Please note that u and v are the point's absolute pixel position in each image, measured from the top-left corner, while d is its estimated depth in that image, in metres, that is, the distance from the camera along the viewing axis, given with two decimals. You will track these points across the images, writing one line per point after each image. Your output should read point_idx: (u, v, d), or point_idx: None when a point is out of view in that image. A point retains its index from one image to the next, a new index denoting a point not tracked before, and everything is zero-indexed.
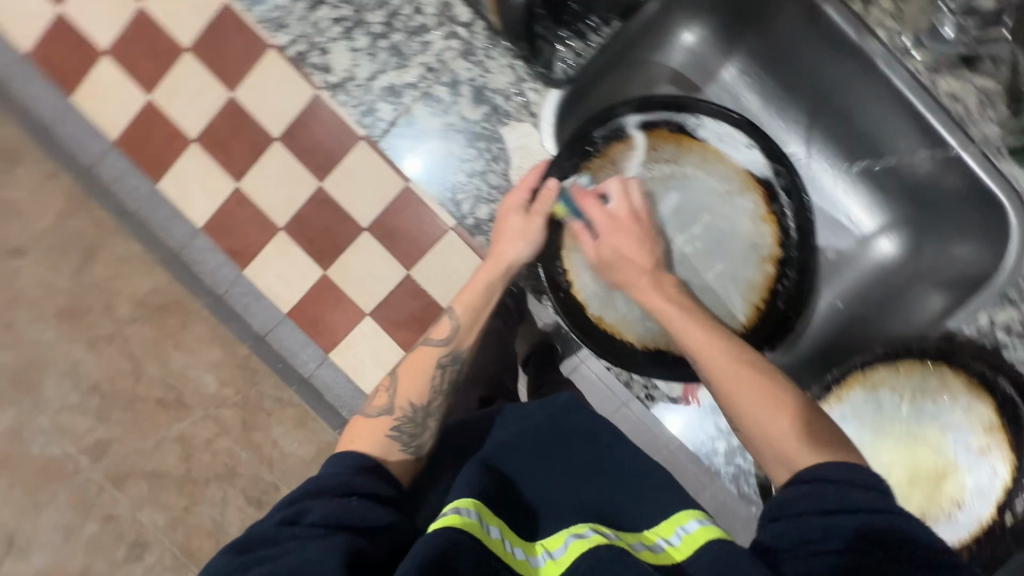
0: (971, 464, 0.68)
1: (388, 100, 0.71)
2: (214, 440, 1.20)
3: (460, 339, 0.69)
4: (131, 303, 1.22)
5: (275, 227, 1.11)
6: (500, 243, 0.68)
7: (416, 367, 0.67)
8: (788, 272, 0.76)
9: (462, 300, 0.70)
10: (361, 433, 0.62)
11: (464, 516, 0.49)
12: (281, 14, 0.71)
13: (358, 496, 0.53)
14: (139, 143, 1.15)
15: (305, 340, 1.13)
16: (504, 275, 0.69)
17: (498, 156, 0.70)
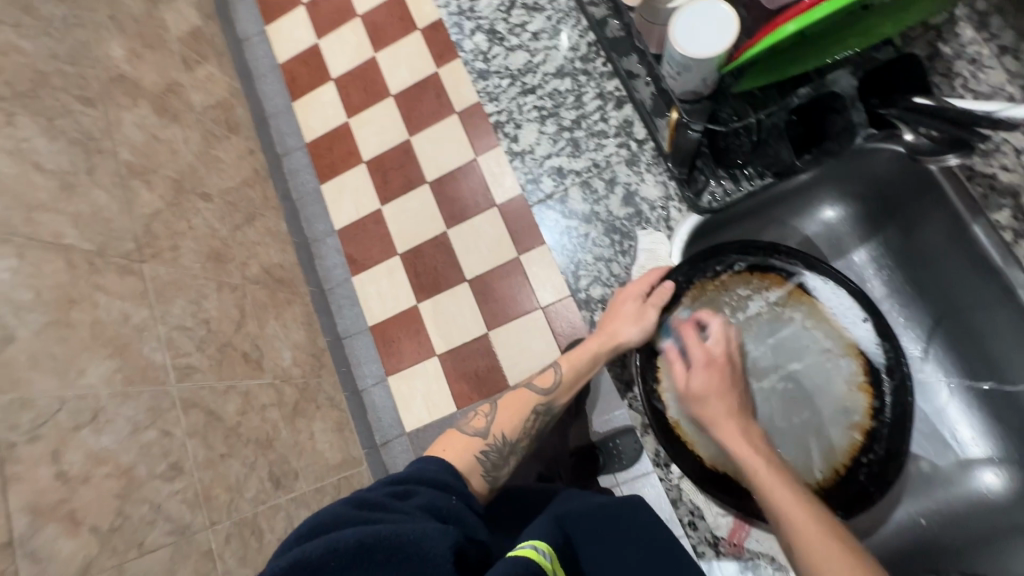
0: None
1: (553, 176, 0.95)
2: (265, 406, 1.12)
3: (558, 392, 0.79)
4: (257, 265, 1.30)
5: (393, 252, 1.37)
6: (616, 323, 0.80)
7: (513, 405, 0.76)
8: (875, 447, 0.74)
9: (569, 361, 0.81)
10: (451, 445, 0.70)
11: (540, 553, 0.48)
12: (499, 91, 0.99)
13: (457, 498, 0.58)
14: (323, 150, 1.49)
15: (374, 357, 1.37)
16: (612, 349, 0.80)
17: (627, 250, 0.87)
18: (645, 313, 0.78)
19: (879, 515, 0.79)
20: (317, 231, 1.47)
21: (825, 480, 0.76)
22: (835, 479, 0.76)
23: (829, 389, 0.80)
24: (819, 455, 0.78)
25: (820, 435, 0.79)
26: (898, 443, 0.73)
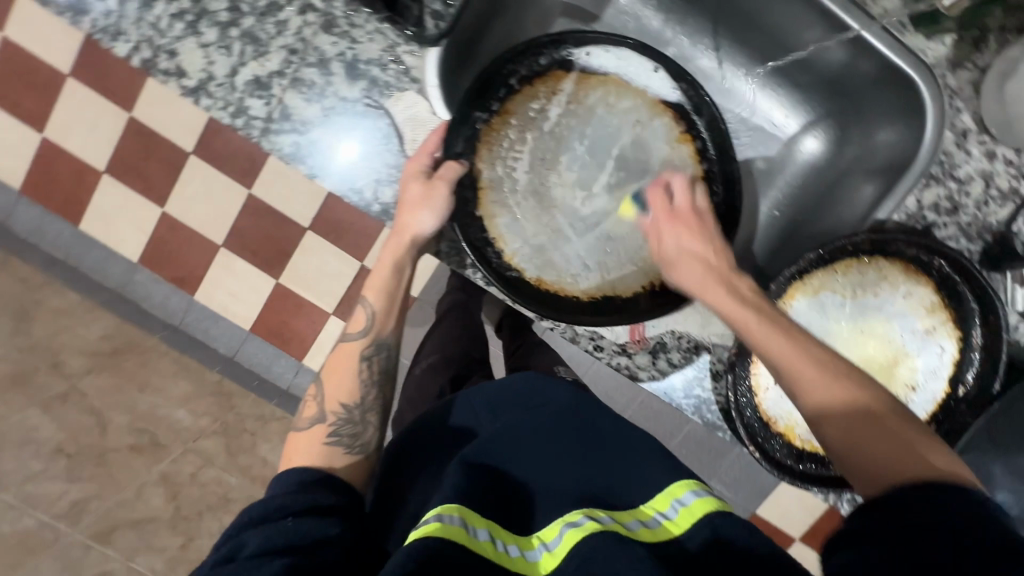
0: (920, 347, 0.69)
1: (256, 94, 0.64)
2: (199, 473, 1.19)
3: (379, 324, 0.67)
4: (80, 356, 1.17)
5: (214, 244, 1.27)
6: (401, 215, 0.64)
7: (341, 367, 0.65)
8: (716, 187, 0.73)
9: (375, 286, 0.68)
10: (296, 447, 0.60)
11: (445, 524, 0.45)
12: (113, 19, 0.62)
13: (293, 514, 0.48)
14: (46, 186, 1.23)
15: (276, 354, 1.32)
16: (410, 246, 0.65)
17: (389, 134, 0.65)
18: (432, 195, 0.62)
19: (747, 227, 0.79)
20: (117, 275, 1.27)
21: None
22: None
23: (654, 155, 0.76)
24: None
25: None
26: (730, 168, 0.72)
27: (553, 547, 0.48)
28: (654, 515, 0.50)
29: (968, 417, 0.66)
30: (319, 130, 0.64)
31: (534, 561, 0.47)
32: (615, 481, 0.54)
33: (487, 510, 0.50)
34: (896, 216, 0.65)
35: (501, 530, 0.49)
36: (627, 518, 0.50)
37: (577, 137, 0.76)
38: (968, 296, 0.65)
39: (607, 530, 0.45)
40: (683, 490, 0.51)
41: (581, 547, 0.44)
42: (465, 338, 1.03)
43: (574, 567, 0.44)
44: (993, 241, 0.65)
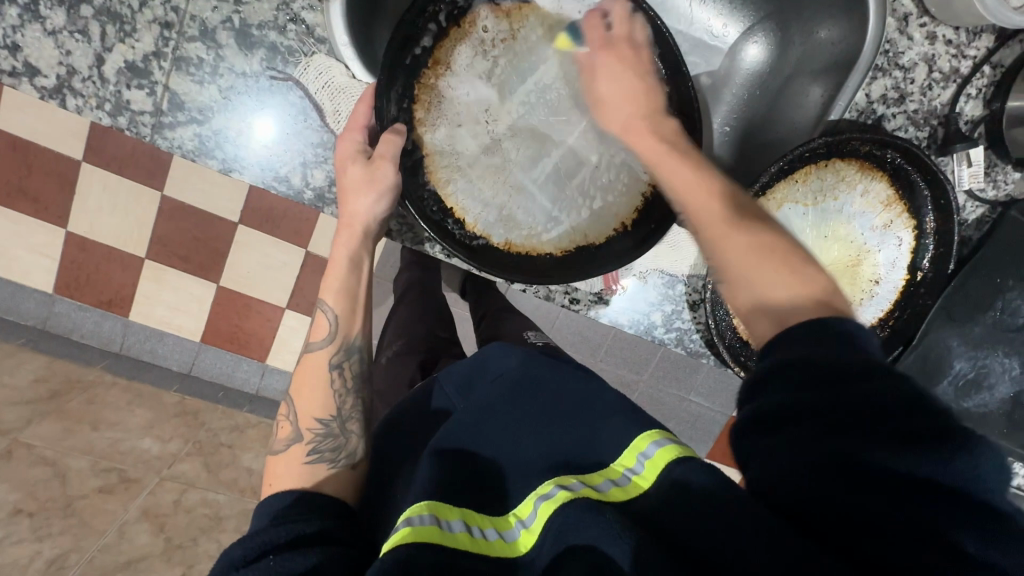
0: (880, 242, 0.70)
1: (134, 84, 0.54)
2: (183, 498, 1.13)
3: (345, 329, 0.62)
4: (14, 407, 1.08)
5: (138, 258, 1.26)
6: (346, 202, 0.57)
7: (310, 380, 0.60)
8: (675, 116, 0.65)
9: (331, 288, 0.62)
10: (278, 471, 0.57)
11: (415, 527, 0.42)
12: None
13: (273, 552, 0.45)
14: None
15: (236, 359, 1.38)
16: (365, 236, 0.61)
17: (304, 107, 0.57)
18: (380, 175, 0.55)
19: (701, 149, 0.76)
20: (33, 311, 1.28)
21: (654, 180, 0.65)
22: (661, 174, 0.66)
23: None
24: (636, 161, 0.66)
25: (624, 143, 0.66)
26: (686, 91, 0.63)
27: (530, 524, 0.46)
28: (623, 472, 0.48)
29: (928, 299, 0.69)
30: (221, 115, 0.56)
31: (512, 541, 0.46)
32: (585, 444, 0.52)
33: (458, 499, 0.48)
34: (847, 114, 0.65)
35: (476, 517, 0.47)
36: (597, 480, 0.47)
37: (518, 77, 0.65)
38: (921, 182, 0.66)
39: (577, 498, 0.43)
40: (646, 443, 0.48)
41: (555, 521, 0.42)
42: (421, 313, 1.00)
43: (551, 541, 0.42)
44: (937, 125, 0.66)
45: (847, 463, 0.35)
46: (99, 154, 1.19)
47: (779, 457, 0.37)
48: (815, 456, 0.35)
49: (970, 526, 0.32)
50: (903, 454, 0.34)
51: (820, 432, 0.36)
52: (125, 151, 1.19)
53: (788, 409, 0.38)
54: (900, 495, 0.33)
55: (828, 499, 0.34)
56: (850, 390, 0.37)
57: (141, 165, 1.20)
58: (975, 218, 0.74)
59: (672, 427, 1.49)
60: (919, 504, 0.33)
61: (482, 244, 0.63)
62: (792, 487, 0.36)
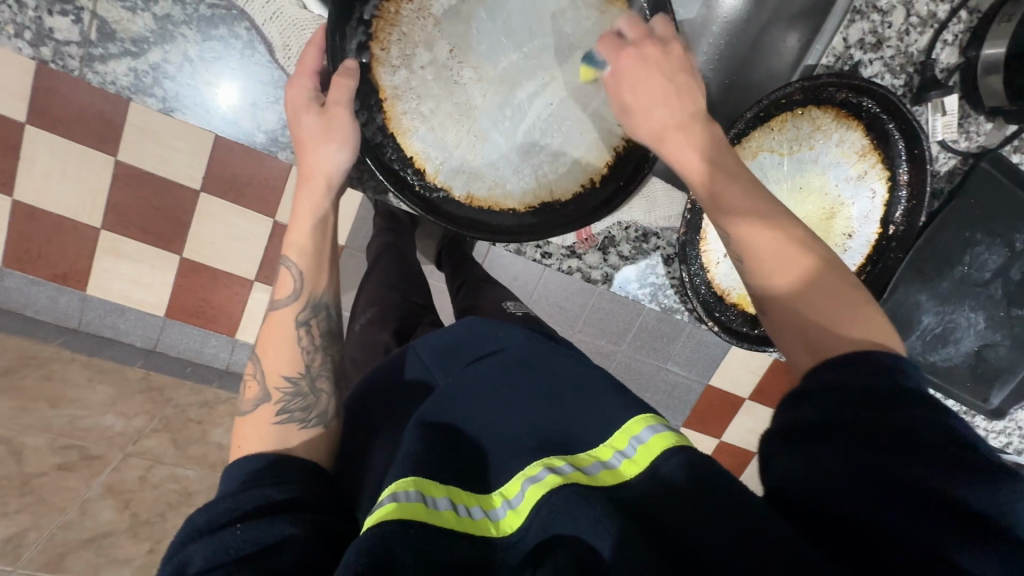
0: (853, 194, 0.69)
1: (60, 9, 0.50)
2: (149, 474, 1.10)
3: (311, 285, 0.59)
4: None
5: (92, 229, 1.19)
6: (305, 152, 0.53)
7: (275, 338, 0.57)
8: None
9: (296, 243, 0.58)
10: (245, 432, 0.53)
11: (402, 504, 0.42)
12: None
13: (241, 519, 0.42)
14: None
15: (203, 334, 1.33)
16: (330, 188, 0.57)
17: (249, 41, 0.53)
18: (337, 124, 0.51)
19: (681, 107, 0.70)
20: None
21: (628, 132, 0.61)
22: None
23: (586, 31, 0.59)
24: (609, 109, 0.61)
25: (600, 90, 0.60)
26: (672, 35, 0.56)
27: (516, 505, 0.46)
28: (613, 454, 0.49)
29: (897, 253, 0.69)
30: (158, 49, 0.52)
31: (497, 521, 0.46)
32: (573, 421, 0.53)
33: (444, 475, 0.48)
34: (824, 60, 0.65)
35: (463, 495, 0.48)
36: (588, 462, 0.48)
37: (486, 9, 0.56)
38: (896, 133, 0.66)
39: (568, 483, 0.44)
40: (640, 427, 0.49)
41: (545, 503, 0.43)
42: (397, 280, 0.96)
43: (541, 524, 0.43)
44: (914, 73, 0.65)
45: (875, 479, 0.37)
46: (44, 115, 1.08)
47: (811, 467, 0.39)
48: (846, 468, 0.38)
49: (975, 545, 0.34)
50: (932, 478, 0.36)
51: (852, 446, 0.38)
52: (70, 113, 1.08)
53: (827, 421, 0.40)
54: (923, 514, 0.35)
55: (850, 508, 0.37)
56: (899, 434, 0.38)
57: (92, 129, 1.10)
58: (948, 169, 0.74)
59: (649, 394, 1.51)
60: (933, 519, 0.35)
61: (445, 196, 0.59)
62: (816, 495, 0.38)
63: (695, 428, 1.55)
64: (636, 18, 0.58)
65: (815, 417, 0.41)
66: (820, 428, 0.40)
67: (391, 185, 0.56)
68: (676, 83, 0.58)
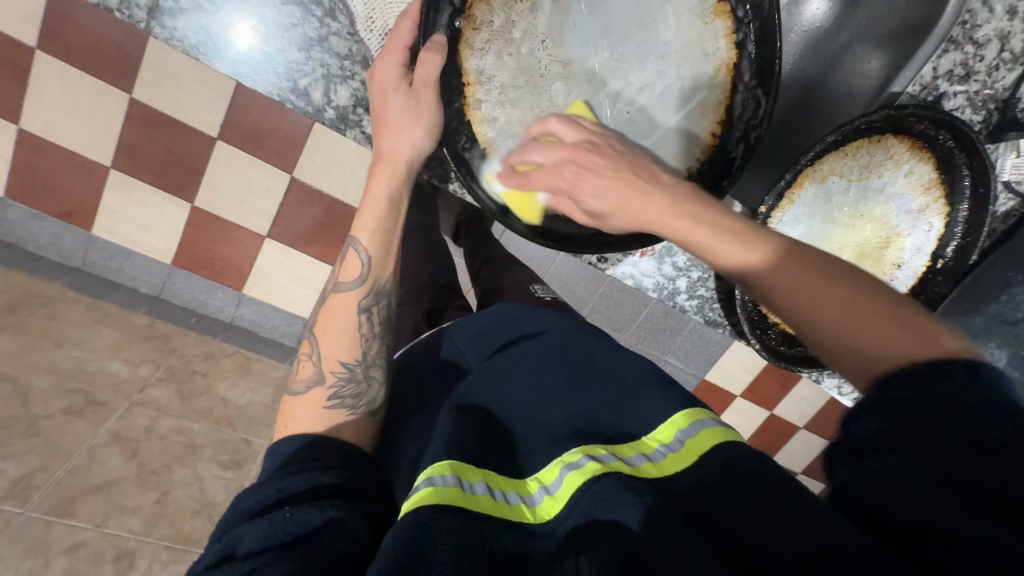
0: (910, 226, 0.69)
1: None
2: (156, 425, 1.09)
3: (375, 272, 0.57)
4: None
5: (102, 167, 1.12)
6: (384, 134, 0.53)
7: (333, 323, 0.55)
8: (744, 72, 0.57)
9: (366, 226, 0.56)
10: (294, 413, 0.52)
11: (439, 488, 0.39)
12: None
13: (290, 503, 0.41)
14: None
15: (208, 286, 1.26)
16: (407, 176, 0.56)
17: (331, 7, 0.50)
18: (422, 110, 0.51)
19: None
20: None
21: (705, 150, 0.60)
22: (713, 144, 0.60)
23: (682, 32, 0.57)
24: (690, 119, 0.59)
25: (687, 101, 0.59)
26: (770, 62, 0.55)
27: (553, 492, 0.43)
28: (656, 448, 0.46)
29: (943, 288, 0.68)
30: (235, 8, 0.49)
31: (534, 506, 0.43)
32: (616, 411, 0.51)
33: (481, 459, 0.45)
34: (909, 88, 0.63)
35: (499, 479, 0.44)
36: (628, 453, 0.46)
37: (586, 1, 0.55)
38: (964, 172, 0.64)
39: (610, 471, 0.41)
40: (688, 423, 0.47)
41: (586, 491, 0.40)
42: (424, 258, 0.94)
43: (584, 510, 0.40)
44: (994, 110, 0.63)
45: (948, 482, 0.33)
46: (55, 40, 1.00)
47: (870, 474, 0.35)
48: (911, 470, 0.34)
49: None
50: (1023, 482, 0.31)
51: (919, 451, 0.34)
52: (83, 43, 1.00)
53: (882, 430, 0.37)
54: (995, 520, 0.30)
55: (901, 507, 0.33)
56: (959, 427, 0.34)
57: (106, 62, 1.02)
58: (1005, 210, 0.75)
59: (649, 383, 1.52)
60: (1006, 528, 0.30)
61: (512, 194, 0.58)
62: (870, 495, 0.34)
63: None
64: (737, 31, 0.56)
65: (872, 428, 0.37)
66: (874, 436, 0.37)
67: (456, 171, 0.54)
68: (767, 107, 0.56)
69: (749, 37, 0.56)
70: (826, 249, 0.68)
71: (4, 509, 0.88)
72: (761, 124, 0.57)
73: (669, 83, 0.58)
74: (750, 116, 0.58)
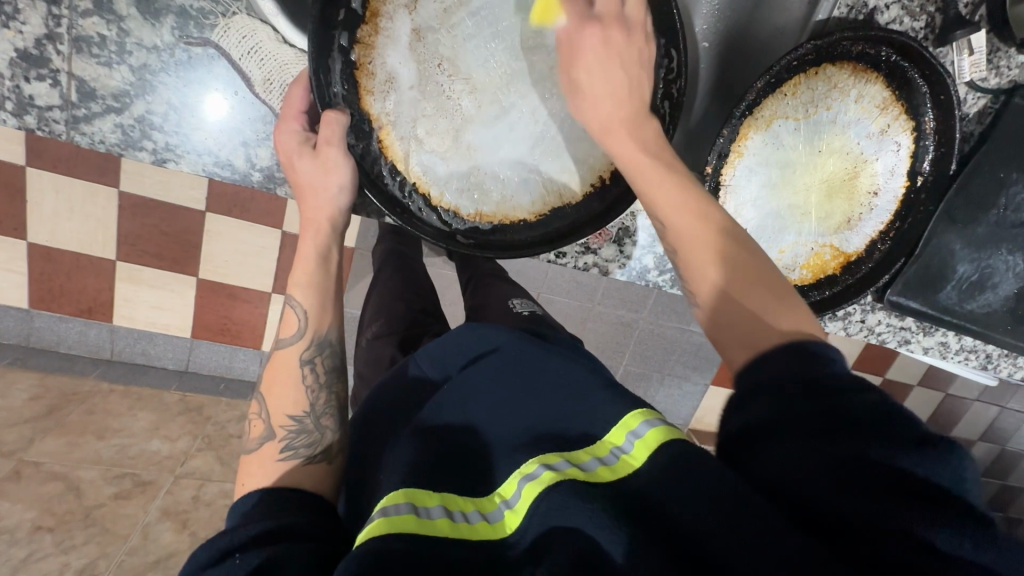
0: (876, 149, 0.66)
1: (35, 74, 0.50)
2: (201, 493, 1.14)
3: (315, 324, 0.59)
4: (16, 427, 1.09)
5: (107, 261, 1.15)
6: (305, 199, 0.55)
7: (279, 378, 0.57)
8: (653, 38, 0.57)
9: (299, 282, 0.58)
10: (251, 470, 0.53)
11: (392, 517, 0.40)
12: None
13: (242, 551, 0.40)
14: None
15: (230, 349, 1.29)
16: (333, 231, 0.58)
17: (231, 78, 0.53)
18: (331, 168, 0.53)
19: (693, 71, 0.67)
20: (13, 329, 1.21)
21: None
22: None
23: None
24: None
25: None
26: (666, 10, 0.55)
27: (514, 505, 0.43)
28: (611, 450, 0.45)
29: (927, 205, 0.66)
30: (143, 101, 0.52)
31: (496, 522, 0.43)
32: (576, 415, 0.49)
33: (439, 483, 0.45)
34: (835, 12, 0.61)
35: (457, 500, 0.45)
36: (584, 458, 0.44)
37: (469, 12, 0.55)
38: (918, 79, 0.62)
39: (564, 479, 0.41)
40: (638, 422, 0.45)
41: (542, 501, 0.40)
42: (403, 284, 0.91)
43: (542, 521, 0.39)
44: (935, 12, 0.62)
45: (833, 458, 0.35)
46: (42, 154, 1.04)
47: (775, 458, 0.37)
48: (812, 456, 0.35)
49: (938, 518, 0.31)
50: (881, 453, 0.34)
51: (809, 432, 0.36)
52: (65, 150, 1.04)
53: (766, 415, 0.39)
54: (887, 495, 0.33)
55: (811, 490, 0.35)
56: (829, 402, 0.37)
57: (91, 163, 1.05)
58: (976, 110, 0.68)
59: (674, 358, 1.47)
60: (894, 498, 0.33)
61: (454, 217, 0.59)
62: (781, 475, 0.36)
63: (725, 384, 1.52)
64: None
65: (768, 411, 0.39)
66: (768, 422, 0.38)
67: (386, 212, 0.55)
68: (677, 61, 0.56)
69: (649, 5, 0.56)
70: (791, 196, 0.67)
71: None
72: (677, 79, 0.57)
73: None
74: (668, 72, 0.57)
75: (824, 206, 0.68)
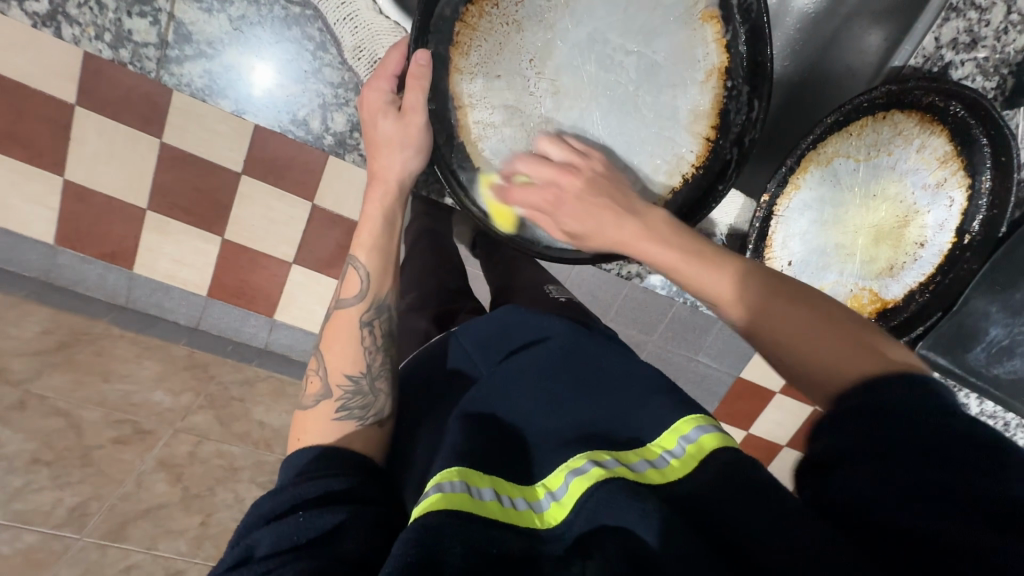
0: (930, 202, 0.66)
1: (139, 11, 0.56)
2: (198, 450, 1.09)
3: (374, 288, 0.61)
4: (23, 357, 1.05)
5: (140, 210, 1.16)
6: (378, 156, 0.59)
7: (341, 337, 0.59)
8: (737, 78, 0.61)
9: (364, 244, 0.61)
10: (305, 426, 0.55)
11: (448, 495, 0.39)
12: None
13: (303, 508, 0.42)
14: None
15: (242, 313, 1.29)
16: (400, 195, 0.62)
17: (321, 39, 0.58)
18: (414, 140, 0.58)
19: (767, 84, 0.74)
20: (36, 262, 1.21)
21: (699, 158, 0.64)
22: (708, 151, 0.63)
23: (674, 48, 0.61)
24: (684, 133, 0.63)
25: (680, 107, 0.63)
26: (760, 61, 0.59)
27: (560, 497, 0.43)
28: (662, 453, 0.44)
29: (972, 264, 0.64)
30: (235, 52, 0.58)
31: (540, 512, 0.42)
32: (616, 418, 0.49)
33: (491, 467, 0.45)
34: (913, 61, 0.67)
35: (506, 484, 0.44)
36: (633, 459, 0.44)
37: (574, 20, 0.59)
38: (982, 140, 0.61)
39: (615, 478, 0.40)
40: (689, 427, 0.45)
41: (590, 497, 0.40)
42: (436, 267, 0.91)
43: (588, 519, 0.39)
44: (1009, 75, 0.61)
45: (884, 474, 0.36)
46: (93, 94, 1.04)
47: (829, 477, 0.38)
48: (847, 466, 0.38)
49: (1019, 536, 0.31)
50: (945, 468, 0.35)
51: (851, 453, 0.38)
52: (117, 93, 1.04)
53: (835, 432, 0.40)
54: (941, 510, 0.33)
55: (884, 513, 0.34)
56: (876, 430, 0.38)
57: (136, 110, 1.05)
58: None
59: (678, 384, 1.46)
60: (958, 513, 0.33)
61: (510, 210, 0.64)
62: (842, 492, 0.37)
63: (726, 419, 1.50)
64: (726, 33, 0.60)
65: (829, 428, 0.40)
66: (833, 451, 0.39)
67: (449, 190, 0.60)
68: (760, 111, 0.59)
69: (742, 50, 0.60)
70: (836, 235, 0.71)
71: (61, 535, 0.88)
72: (754, 125, 0.60)
73: (663, 92, 0.62)
74: (757, 109, 0.60)
75: (869, 250, 0.70)
